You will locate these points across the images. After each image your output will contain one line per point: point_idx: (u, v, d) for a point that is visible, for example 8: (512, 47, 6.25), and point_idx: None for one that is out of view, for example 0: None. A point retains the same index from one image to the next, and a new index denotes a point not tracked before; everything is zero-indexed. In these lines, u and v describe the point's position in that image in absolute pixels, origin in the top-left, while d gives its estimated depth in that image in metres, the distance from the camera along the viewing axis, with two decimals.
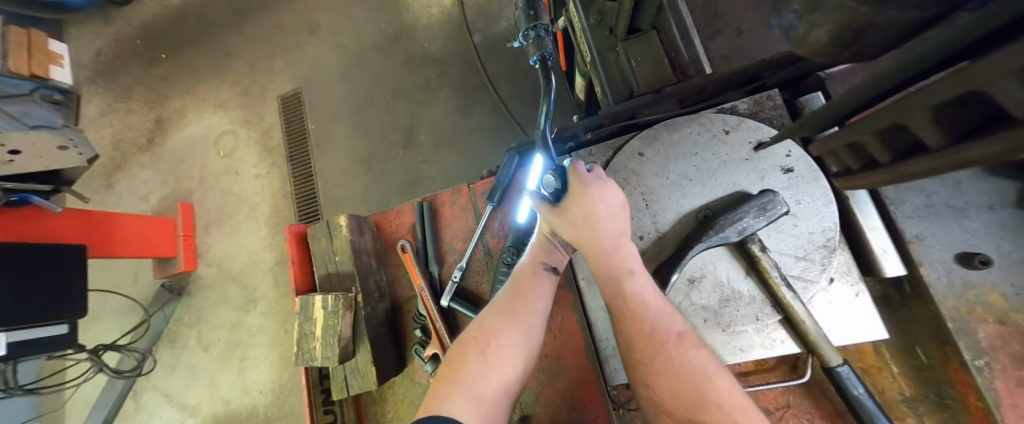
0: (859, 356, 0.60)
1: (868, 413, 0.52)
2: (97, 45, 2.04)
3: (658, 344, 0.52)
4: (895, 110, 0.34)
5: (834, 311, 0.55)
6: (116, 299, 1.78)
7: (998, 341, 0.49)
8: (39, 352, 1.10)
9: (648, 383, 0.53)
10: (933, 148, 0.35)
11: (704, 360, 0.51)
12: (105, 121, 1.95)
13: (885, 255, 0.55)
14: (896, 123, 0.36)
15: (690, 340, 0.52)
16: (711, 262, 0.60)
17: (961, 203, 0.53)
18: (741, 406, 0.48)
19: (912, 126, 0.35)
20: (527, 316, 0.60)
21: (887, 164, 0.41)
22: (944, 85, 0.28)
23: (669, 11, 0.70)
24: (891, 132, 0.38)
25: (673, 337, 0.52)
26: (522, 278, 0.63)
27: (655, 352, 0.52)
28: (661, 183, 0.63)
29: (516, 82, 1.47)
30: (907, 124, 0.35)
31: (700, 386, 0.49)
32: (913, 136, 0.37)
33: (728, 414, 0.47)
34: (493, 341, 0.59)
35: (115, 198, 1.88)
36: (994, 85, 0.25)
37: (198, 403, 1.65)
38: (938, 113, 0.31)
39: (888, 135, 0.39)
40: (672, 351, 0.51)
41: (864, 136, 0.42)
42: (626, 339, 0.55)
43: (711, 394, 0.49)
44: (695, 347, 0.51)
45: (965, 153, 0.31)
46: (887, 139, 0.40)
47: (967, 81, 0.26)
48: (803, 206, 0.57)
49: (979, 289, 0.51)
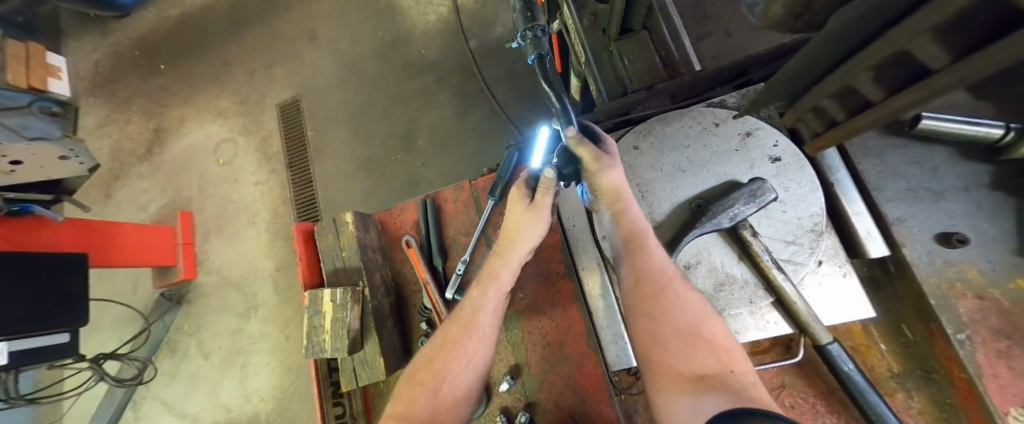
0: (849, 335, 0.62)
1: (859, 389, 0.54)
2: (96, 57, 2.05)
3: (662, 287, 0.57)
4: (844, 75, 0.41)
5: (824, 292, 0.58)
6: (115, 309, 1.78)
7: (978, 315, 0.52)
8: (44, 360, 1.10)
9: (653, 317, 0.57)
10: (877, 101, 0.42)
11: (699, 303, 0.55)
12: (104, 131, 1.96)
13: (869, 238, 0.58)
14: (844, 87, 0.43)
15: (687, 284, 0.57)
16: (705, 248, 0.63)
17: (938, 186, 0.56)
18: (729, 343, 0.53)
19: (859, 87, 0.42)
20: (471, 342, 0.64)
21: (844, 121, 0.49)
22: (881, 49, 0.34)
23: (660, 13, 0.73)
24: (843, 95, 0.45)
25: (676, 279, 0.57)
26: (477, 294, 0.67)
27: (659, 294, 0.57)
28: (656, 175, 0.67)
29: (512, 85, 1.50)
30: (855, 85, 0.42)
31: (697, 323, 0.54)
32: (861, 95, 0.44)
33: (718, 350, 0.53)
34: (444, 370, 0.63)
35: (114, 207, 1.88)
36: (913, 42, 0.32)
37: (198, 411, 1.64)
38: (879, 71, 0.38)
39: (842, 97, 0.46)
40: (673, 291, 0.56)
41: (824, 101, 0.49)
42: (632, 283, 0.59)
43: (711, 330, 0.53)
44: (692, 290, 0.57)
45: (897, 103, 0.39)
46: (842, 102, 0.47)
47: (896, 43, 0.32)
48: (791, 193, 0.60)
49: (958, 266, 0.54)
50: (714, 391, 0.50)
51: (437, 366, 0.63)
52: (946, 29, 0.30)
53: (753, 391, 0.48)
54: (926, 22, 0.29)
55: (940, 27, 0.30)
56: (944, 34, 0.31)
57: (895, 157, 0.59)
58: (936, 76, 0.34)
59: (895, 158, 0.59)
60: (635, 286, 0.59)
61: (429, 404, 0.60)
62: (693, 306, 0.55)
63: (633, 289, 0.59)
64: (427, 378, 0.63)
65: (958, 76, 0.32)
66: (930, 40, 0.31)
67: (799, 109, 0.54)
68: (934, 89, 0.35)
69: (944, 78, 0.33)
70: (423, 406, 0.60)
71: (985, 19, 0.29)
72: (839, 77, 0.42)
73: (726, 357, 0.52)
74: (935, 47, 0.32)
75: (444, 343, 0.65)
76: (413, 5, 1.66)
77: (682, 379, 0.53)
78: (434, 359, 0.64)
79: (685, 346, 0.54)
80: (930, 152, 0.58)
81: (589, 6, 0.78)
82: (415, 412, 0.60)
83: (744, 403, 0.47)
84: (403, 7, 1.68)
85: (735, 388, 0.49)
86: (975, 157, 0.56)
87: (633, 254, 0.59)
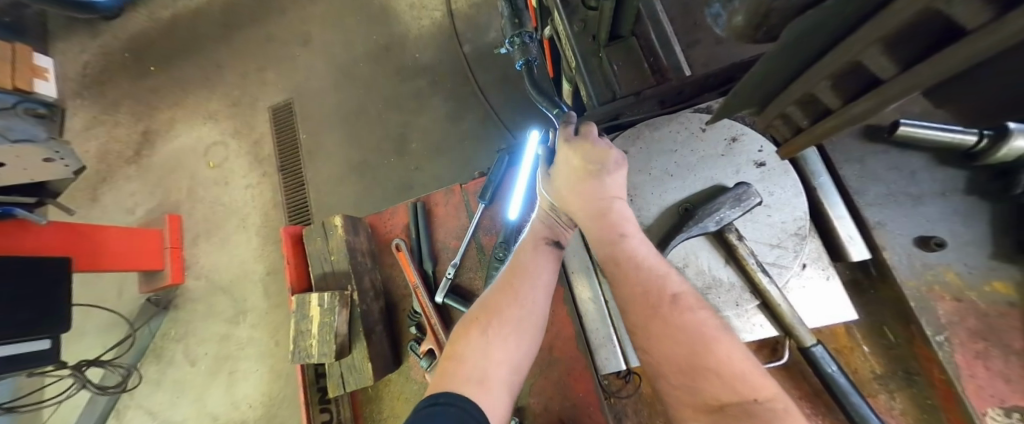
0: (833, 337, 0.63)
1: (842, 390, 0.55)
2: (84, 59, 2.03)
3: (655, 309, 0.54)
4: (803, 84, 0.41)
5: (808, 295, 0.59)
6: (100, 314, 1.74)
7: (956, 317, 0.53)
8: (19, 368, 1.05)
9: (661, 338, 0.53)
10: (836, 110, 0.42)
11: (704, 322, 0.52)
12: (91, 133, 1.94)
13: (851, 241, 0.59)
14: (806, 95, 0.43)
15: (688, 302, 0.53)
16: (692, 252, 0.63)
17: (917, 190, 0.58)
18: (743, 363, 0.49)
19: (819, 96, 0.42)
20: (528, 291, 0.63)
21: (808, 128, 0.49)
22: (834, 59, 0.35)
23: (649, 21, 0.72)
24: (806, 103, 0.46)
25: (669, 300, 0.53)
26: (522, 254, 0.67)
27: (651, 317, 0.54)
28: (644, 179, 0.68)
29: (505, 90, 1.52)
30: (815, 93, 0.42)
31: (700, 348, 0.50)
32: (823, 105, 0.44)
33: (727, 375, 0.48)
34: (495, 316, 0.62)
35: (100, 211, 1.85)
36: (865, 52, 0.32)
37: (184, 419, 1.61)
38: (836, 81, 0.39)
39: (805, 106, 0.46)
40: (670, 313, 0.53)
41: (789, 108, 0.48)
42: (625, 305, 0.56)
43: (711, 360, 0.49)
44: (696, 309, 0.53)
45: (852, 113, 0.39)
46: (806, 109, 0.47)
47: (849, 51, 0.33)
48: (775, 197, 0.61)
49: (936, 269, 0.55)
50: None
51: (492, 316, 0.62)
52: (893, 41, 0.30)
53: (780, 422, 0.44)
54: (874, 34, 0.30)
55: (888, 39, 0.31)
56: (894, 46, 0.31)
57: (876, 163, 0.60)
58: (887, 86, 0.34)
59: (875, 163, 0.60)
60: (627, 308, 0.56)
61: (479, 355, 0.58)
62: (693, 329, 0.51)
63: (628, 311, 0.56)
64: (480, 315, 0.63)
65: (905, 87, 0.33)
66: (879, 52, 0.32)
67: (767, 116, 0.53)
68: (885, 98, 0.35)
69: (894, 88, 0.34)
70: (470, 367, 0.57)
71: (924, 36, 0.29)
72: (799, 86, 0.42)
73: (744, 384, 0.47)
74: (884, 59, 0.33)
75: (493, 303, 0.63)
76: (407, 9, 1.67)
77: (703, 411, 0.49)
78: (471, 321, 0.63)
79: (691, 374, 0.50)
80: (909, 158, 0.59)
81: (579, 12, 0.77)
82: (468, 354, 0.59)
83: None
84: (397, 11, 1.68)
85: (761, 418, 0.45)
86: (953, 162, 0.57)
87: (620, 277, 0.57)
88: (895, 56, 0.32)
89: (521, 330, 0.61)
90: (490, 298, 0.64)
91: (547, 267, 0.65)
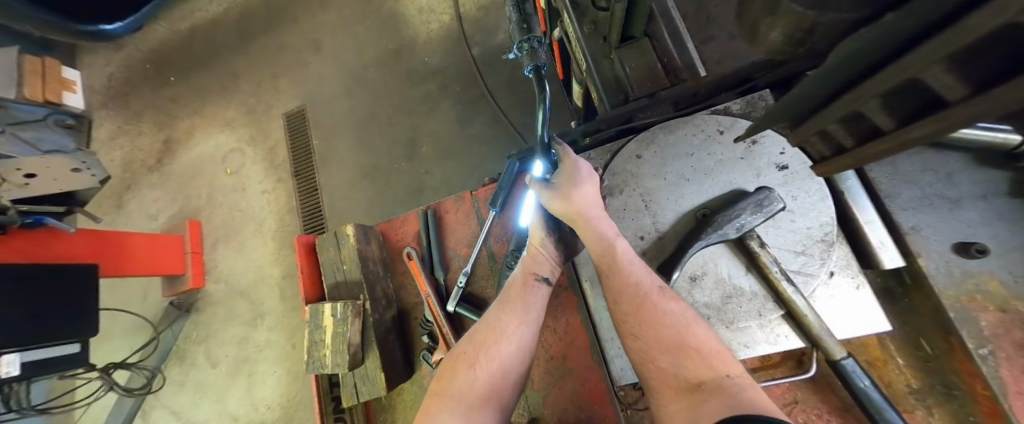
0: (863, 348, 0.60)
1: (875, 405, 0.52)
2: (109, 71, 2.10)
3: (643, 297, 0.56)
4: (850, 100, 0.38)
5: (837, 305, 0.56)
6: (126, 318, 1.80)
7: (1000, 329, 0.50)
8: (52, 372, 1.09)
9: (637, 335, 0.56)
10: (887, 131, 0.39)
11: (680, 311, 0.55)
12: (116, 143, 2.00)
13: (883, 248, 0.56)
14: (852, 114, 0.40)
15: (669, 293, 0.56)
16: (711, 259, 0.61)
17: (954, 193, 0.55)
18: (718, 349, 0.52)
19: (868, 114, 0.39)
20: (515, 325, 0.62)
21: (852, 149, 0.44)
22: (891, 75, 0.32)
23: (661, 18, 0.69)
24: (850, 122, 0.42)
25: (656, 289, 0.56)
26: (510, 295, 0.65)
27: (640, 305, 0.56)
28: (659, 184, 0.65)
29: (515, 91, 1.50)
30: (863, 112, 0.39)
31: (683, 331, 0.53)
32: (870, 125, 0.40)
33: (704, 356, 0.52)
34: (476, 366, 0.59)
35: (125, 218, 1.91)
36: (929, 69, 0.29)
37: (206, 420, 1.65)
38: (888, 100, 0.36)
39: (849, 125, 0.42)
40: (653, 304, 0.56)
41: (828, 127, 0.44)
42: (613, 296, 0.59)
43: (693, 340, 0.53)
44: (672, 299, 0.56)
45: (909, 135, 0.36)
46: (850, 127, 0.43)
47: (910, 68, 0.30)
48: (799, 202, 0.59)
49: (978, 277, 0.52)
50: (712, 399, 0.48)
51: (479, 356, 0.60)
52: (965, 58, 0.27)
53: (748, 392, 0.47)
54: (944, 49, 0.27)
55: (956, 57, 0.28)
56: (963, 64, 0.28)
57: (909, 164, 0.57)
58: (953, 109, 0.31)
59: (907, 165, 0.57)
60: (616, 303, 0.59)
61: (460, 393, 0.58)
62: (674, 315, 0.54)
63: (616, 305, 0.58)
64: (442, 387, 0.60)
65: (975, 112, 0.29)
66: (944, 70, 0.29)
67: (802, 132, 0.48)
68: (952, 121, 0.32)
69: (961, 111, 0.30)
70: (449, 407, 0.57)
71: (1002, 54, 0.26)
72: (847, 102, 0.38)
73: (719, 363, 0.51)
74: (953, 78, 0.29)
75: (494, 322, 0.63)
76: (416, 13, 1.67)
77: (683, 389, 0.51)
78: (453, 366, 0.61)
79: (675, 360, 0.53)
80: (946, 159, 0.56)
81: (589, 13, 0.75)
82: (456, 386, 0.59)
83: (737, 407, 0.45)
84: (407, 16, 1.69)
85: (733, 392, 0.47)
86: (993, 163, 0.54)
87: (608, 272, 0.60)
88: (961, 77, 0.29)
89: (503, 379, 0.59)
90: (476, 331, 0.63)
91: (535, 308, 0.64)
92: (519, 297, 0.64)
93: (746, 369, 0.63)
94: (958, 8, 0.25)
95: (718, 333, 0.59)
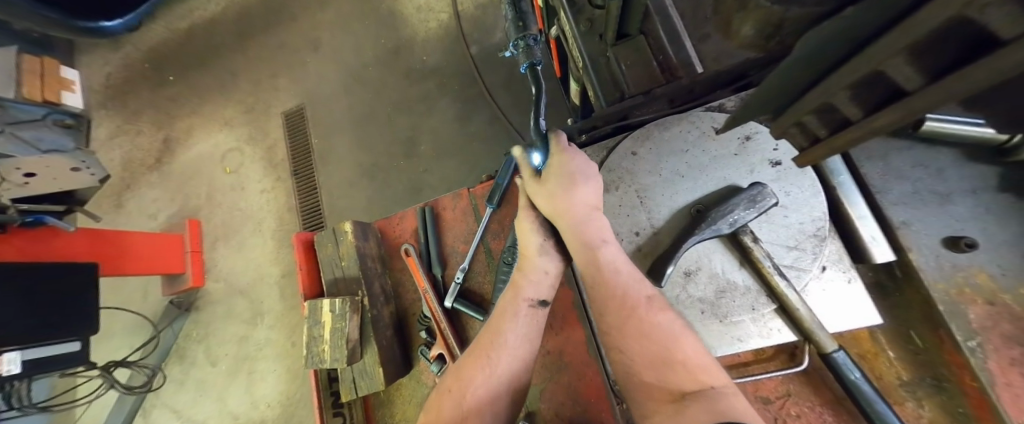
0: (855, 342, 0.61)
1: (866, 398, 0.52)
2: (108, 70, 2.10)
3: (631, 309, 0.56)
4: (821, 92, 0.39)
5: (829, 299, 0.56)
6: (126, 316, 1.81)
7: (989, 322, 0.50)
8: (49, 370, 1.09)
9: (621, 348, 0.57)
10: (854, 122, 0.39)
11: (670, 322, 0.55)
12: (115, 143, 2.01)
13: (874, 243, 0.57)
14: (821, 106, 0.41)
15: (658, 304, 0.56)
16: (705, 254, 0.62)
17: (945, 188, 0.55)
18: (707, 364, 0.52)
19: (837, 107, 0.39)
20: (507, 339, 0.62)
21: (825, 139, 0.45)
22: (859, 64, 0.33)
23: (657, 15, 0.67)
24: (822, 115, 0.42)
25: (644, 300, 0.56)
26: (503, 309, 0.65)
27: (626, 318, 0.57)
28: (655, 181, 0.66)
29: (513, 90, 1.51)
30: (832, 105, 0.39)
31: (671, 345, 0.54)
32: (840, 117, 0.41)
33: (691, 371, 0.52)
34: (471, 387, 0.60)
35: (125, 217, 1.92)
36: (891, 60, 0.30)
37: (207, 418, 1.66)
38: (854, 93, 0.36)
39: (821, 118, 0.43)
40: (644, 314, 0.56)
41: (804, 119, 0.45)
42: (601, 307, 0.59)
43: (680, 354, 0.53)
44: (662, 310, 0.56)
45: (874, 124, 0.36)
46: (822, 120, 0.43)
47: (875, 56, 0.31)
48: (792, 197, 0.60)
49: (967, 271, 0.52)
50: (693, 406, 0.48)
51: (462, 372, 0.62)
52: (922, 48, 0.28)
53: (732, 401, 0.47)
54: (904, 38, 0.28)
55: (916, 48, 0.29)
56: (921, 56, 0.29)
57: (900, 160, 0.58)
58: (912, 99, 0.32)
59: (899, 160, 0.58)
60: (602, 315, 0.59)
61: (456, 404, 0.59)
62: (664, 327, 0.54)
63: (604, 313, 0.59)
64: (454, 384, 0.62)
65: (932, 101, 0.30)
66: (905, 62, 0.30)
67: (779, 125, 0.49)
68: (912, 111, 0.32)
69: (920, 101, 0.31)
70: (449, 412, 0.59)
71: (956, 46, 0.27)
72: (817, 94, 0.39)
73: (701, 374, 0.51)
74: (911, 68, 0.30)
75: (484, 345, 0.63)
76: (414, 12, 1.68)
77: (666, 401, 0.51)
78: (461, 370, 0.63)
79: (659, 369, 0.54)
80: (937, 154, 0.57)
81: (585, 11, 0.74)
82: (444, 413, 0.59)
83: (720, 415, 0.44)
84: (405, 15, 1.69)
85: (714, 401, 0.47)
86: (982, 159, 0.55)
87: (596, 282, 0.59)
88: (920, 68, 0.30)
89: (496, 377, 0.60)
90: (464, 364, 0.63)
91: (526, 333, 0.63)
92: (497, 325, 0.63)
93: (740, 363, 0.64)
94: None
95: (713, 327, 0.59)
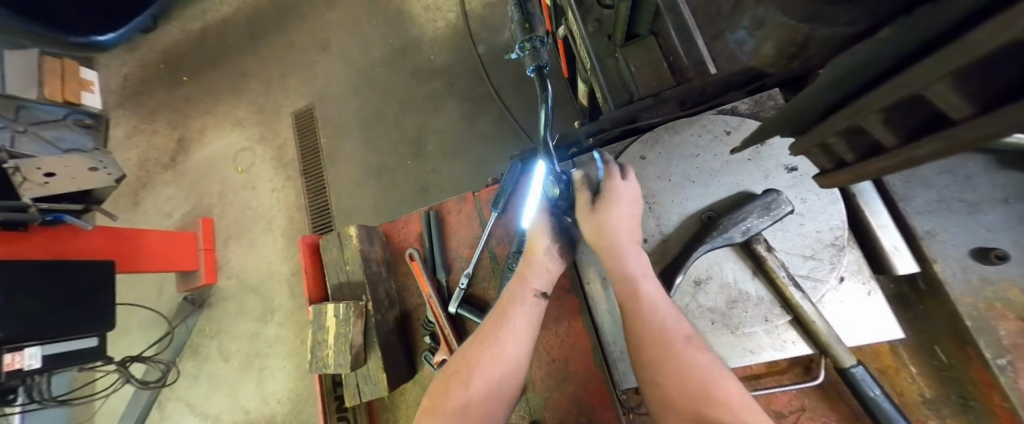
0: (875, 356, 0.58)
1: (887, 416, 0.50)
2: (124, 71, 2.14)
3: (668, 345, 0.53)
4: (849, 113, 0.37)
5: (847, 311, 0.54)
6: (142, 313, 1.85)
7: (1021, 339, 0.47)
8: (71, 364, 1.12)
9: (647, 356, 0.54)
10: (891, 147, 0.37)
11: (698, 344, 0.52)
12: (132, 142, 2.05)
13: (896, 253, 0.54)
14: (852, 127, 0.38)
15: (689, 330, 0.53)
16: (717, 263, 0.59)
17: (974, 196, 0.53)
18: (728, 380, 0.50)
19: (867, 127, 0.37)
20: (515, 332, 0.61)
21: (854, 163, 0.43)
22: (893, 87, 0.31)
23: (669, 15, 0.66)
24: (851, 134, 0.40)
25: (681, 339, 0.53)
26: (508, 303, 0.64)
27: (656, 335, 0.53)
28: (664, 186, 0.64)
29: (520, 90, 1.49)
30: (863, 126, 0.37)
31: (711, 382, 0.50)
32: (870, 137, 0.39)
33: (719, 386, 0.49)
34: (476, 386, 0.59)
35: (141, 215, 1.97)
36: (932, 85, 0.28)
37: (219, 412, 1.69)
38: (892, 114, 0.34)
39: (851, 136, 0.41)
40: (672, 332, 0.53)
41: (829, 139, 0.42)
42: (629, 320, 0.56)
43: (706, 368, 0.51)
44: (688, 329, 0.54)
45: (913, 153, 0.34)
46: (851, 140, 0.41)
47: (910, 83, 0.29)
48: (809, 204, 0.57)
49: (997, 285, 0.50)
50: (718, 423, 0.47)
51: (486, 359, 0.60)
52: (967, 75, 0.26)
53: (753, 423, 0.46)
54: (943, 65, 0.25)
55: (959, 73, 0.26)
56: (967, 81, 0.27)
57: (926, 166, 0.55)
58: (955, 129, 0.30)
59: (924, 167, 0.55)
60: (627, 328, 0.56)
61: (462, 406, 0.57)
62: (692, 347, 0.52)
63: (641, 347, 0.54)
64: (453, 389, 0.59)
65: (980, 131, 0.28)
66: (948, 86, 0.28)
67: (802, 144, 0.46)
68: (955, 140, 0.30)
69: (965, 131, 0.29)
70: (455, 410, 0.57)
71: (1012, 68, 0.25)
72: (847, 115, 0.37)
73: (729, 392, 0.49)
74: (954, 93, 0.28)
75: (477, 353, 0.61)
76: (422, 12, 1.67)
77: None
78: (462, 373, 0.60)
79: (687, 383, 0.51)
80: (965, 160, 0.54)
81: (593, 11, 0.71)
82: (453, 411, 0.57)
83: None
84: (414, 14, 1.69)
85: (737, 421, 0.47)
86: (1017, 165, 0.52)
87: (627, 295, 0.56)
88: (965, 94, 0.28)
89: (496, 396, 0.58)
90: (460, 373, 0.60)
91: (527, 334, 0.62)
92: (498, 326, 0.62)
93: (752, 375, 0.62)
94: (951, 26, 0.24)
95: (724, 338, 0.57)
